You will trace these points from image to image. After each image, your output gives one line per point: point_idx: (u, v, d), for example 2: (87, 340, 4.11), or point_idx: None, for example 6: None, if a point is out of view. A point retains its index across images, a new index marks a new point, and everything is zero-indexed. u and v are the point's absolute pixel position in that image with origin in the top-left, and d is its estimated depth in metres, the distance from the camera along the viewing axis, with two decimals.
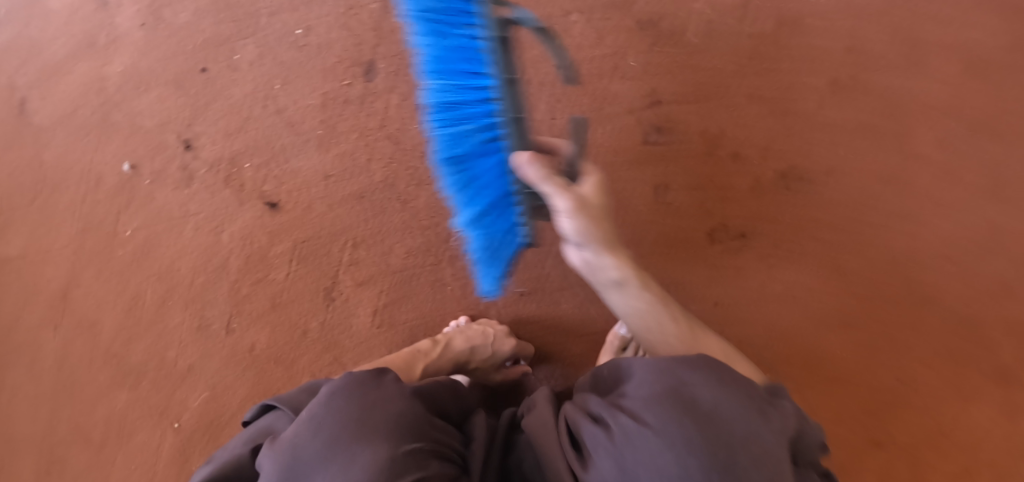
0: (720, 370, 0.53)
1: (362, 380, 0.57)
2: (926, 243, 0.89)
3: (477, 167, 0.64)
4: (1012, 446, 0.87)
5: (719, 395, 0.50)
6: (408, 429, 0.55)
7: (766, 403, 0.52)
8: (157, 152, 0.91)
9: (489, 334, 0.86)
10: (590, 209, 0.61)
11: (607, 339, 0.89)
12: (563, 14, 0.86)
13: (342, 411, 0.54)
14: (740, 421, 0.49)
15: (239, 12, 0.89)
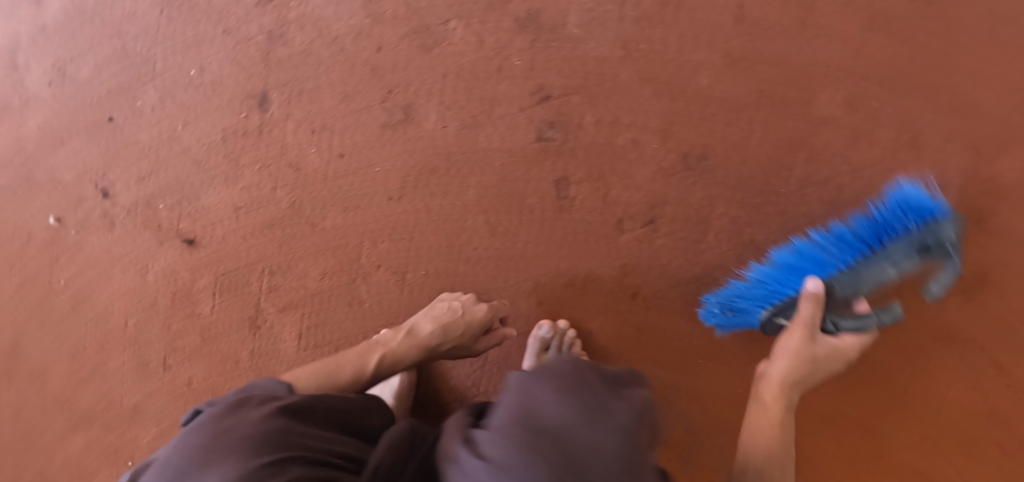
0: (572, 377, 0.39)
1: (220, 414, 0.52)
2: (850, 209, 0.86)
3: (799, 272, 0.76)
4: (967, 406, 0.87)
5: (565, 407, 0.37)
6: (264, 442, 0.48)
7: (622, 409, 0.38)
8: (77, 204, 0.93)
9: (456, 306, 0.84)
10: (816, 356, 0.72)
11: (530, 340, 0.90)
12: (441, 22, 0.87)
13: (195, 443, 0.48)
14: (605, 444, 0.36)
15: (133, 59, 0.91)
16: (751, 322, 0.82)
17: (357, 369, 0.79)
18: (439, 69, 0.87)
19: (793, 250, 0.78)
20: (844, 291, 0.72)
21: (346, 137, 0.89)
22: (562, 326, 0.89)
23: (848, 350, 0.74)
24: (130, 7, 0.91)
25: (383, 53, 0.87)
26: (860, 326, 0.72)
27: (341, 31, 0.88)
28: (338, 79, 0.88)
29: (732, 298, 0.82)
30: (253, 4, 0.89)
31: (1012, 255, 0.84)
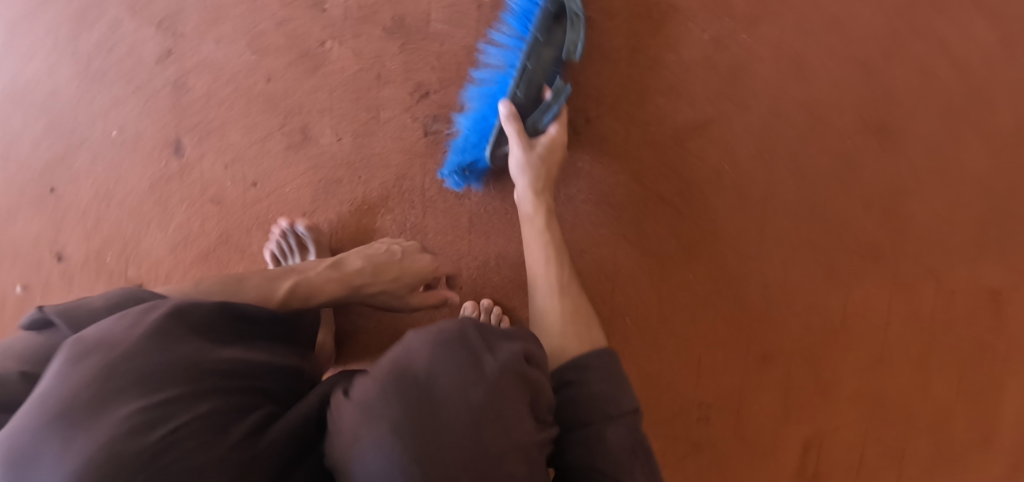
0: (447, 328, 0.56)
1: (112, 342, 0.48)
2: (744, 144, 0.91)
3: (486, 113, 0.86)
4: (906, 315, 0.93)
5: (434, 357, 0.53)
6: (183, 385, 0.48)
7: (482, 349, 0.55)
8: (37, 270, 1.03)
9: (397, 251, 0.87)
10: (536, 159, 0.82)
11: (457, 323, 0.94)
12: (319, 44, 0.93)
13: (72, 368, 0.45)
14: (462, 382, 0.51)
15: (63, 131, 1.01)
16: (482, 165, 0.89)
17: (264, 295, 0.74)
18: (326, 88, 0.93)
19: (476, 92, 0.88)
20: (536, 82, 0.82)
21: (256, 166, 0.95)
22: (485, 305, 0.94)
23: (553, 137, 0.82)
24: (50, 86, 1.00)
25: (274, 83, 0.94)
26: (544, 110, 0.83)
27: (234, 70, 0.95)
28: (239, 114, 0.95)
29: (459, 157, 0.89)
30: (154, 61, 0.97)
31: (902, 158, 0.90)
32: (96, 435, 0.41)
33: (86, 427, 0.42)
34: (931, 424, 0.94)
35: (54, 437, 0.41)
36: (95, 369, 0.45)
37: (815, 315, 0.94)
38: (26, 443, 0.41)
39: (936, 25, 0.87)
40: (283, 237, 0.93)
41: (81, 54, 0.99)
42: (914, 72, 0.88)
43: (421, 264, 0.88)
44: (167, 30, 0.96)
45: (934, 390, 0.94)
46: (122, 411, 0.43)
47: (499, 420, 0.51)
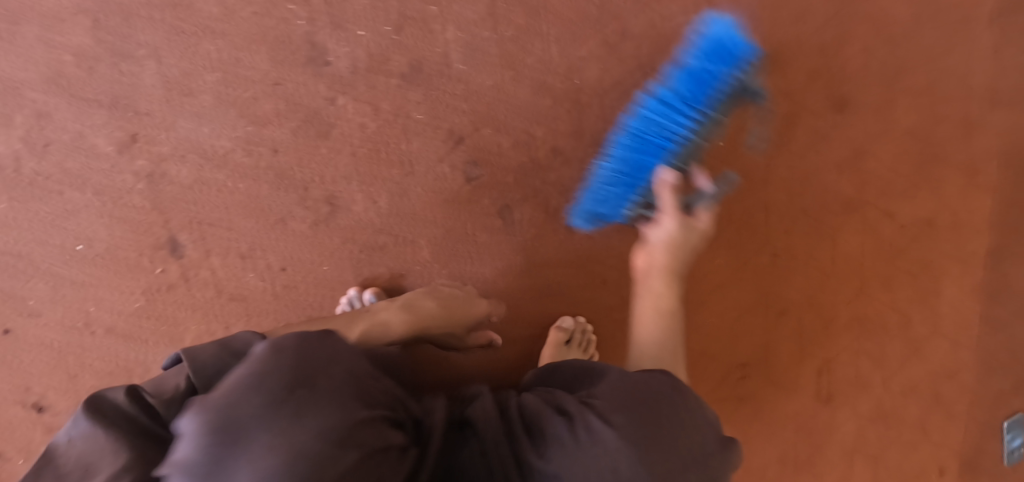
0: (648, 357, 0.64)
1: (307, 346, 0.48)
2: (745, 135, 1.01)
3: (642, 161, 0.84)
4: (879, 251, 1.08)
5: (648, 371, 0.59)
6: (358, 399, 0.47)
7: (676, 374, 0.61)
8: (13, 431, 0.87)
9: (459, 296, 0.86)
10: (676, 237, 0.83)
11: (551, 335, 0.91)
12: (328, 102, 0.82)
13: (262, 370, 0.45)
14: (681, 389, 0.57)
15: (4, 259, 0.82)
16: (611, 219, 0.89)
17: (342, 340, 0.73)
18: (347, 150, 0.83)
19: (639, 117, 0.85)
20: (689, 165, 0.84)
21: (280, 250, 0.85)
22: (579, 321, 0.92)
23: (703, 224, 0.84)
24: None
25: (282, 153, 0.82)
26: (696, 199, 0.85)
27: (226, 147, 0.81)
28: (246, 196, 0.83)
29: (593, 206, 0.88)
30: (116, 153, 0.80)
31: (869, 121, 1.04)
32: (296, 437, 0.41)
33: (298, 419, 0.42)
34: (910, 341, 1.11)
35: (270, 425, 0.42)
36: (293, 367, 0.45)
37: (806, 266, 1.07)
38: (224, 427, 0.41)
39: (870, 12, 1.02)
40: (353, 298, 0.85)
41: (8, 159, 0.79)
42: (859, 54, 1.03)
43: (480, 308, 0.88)
44: (125, 112, 0.79)
45: (903, 306, 1.11)
46: (325, 411, 0.44)
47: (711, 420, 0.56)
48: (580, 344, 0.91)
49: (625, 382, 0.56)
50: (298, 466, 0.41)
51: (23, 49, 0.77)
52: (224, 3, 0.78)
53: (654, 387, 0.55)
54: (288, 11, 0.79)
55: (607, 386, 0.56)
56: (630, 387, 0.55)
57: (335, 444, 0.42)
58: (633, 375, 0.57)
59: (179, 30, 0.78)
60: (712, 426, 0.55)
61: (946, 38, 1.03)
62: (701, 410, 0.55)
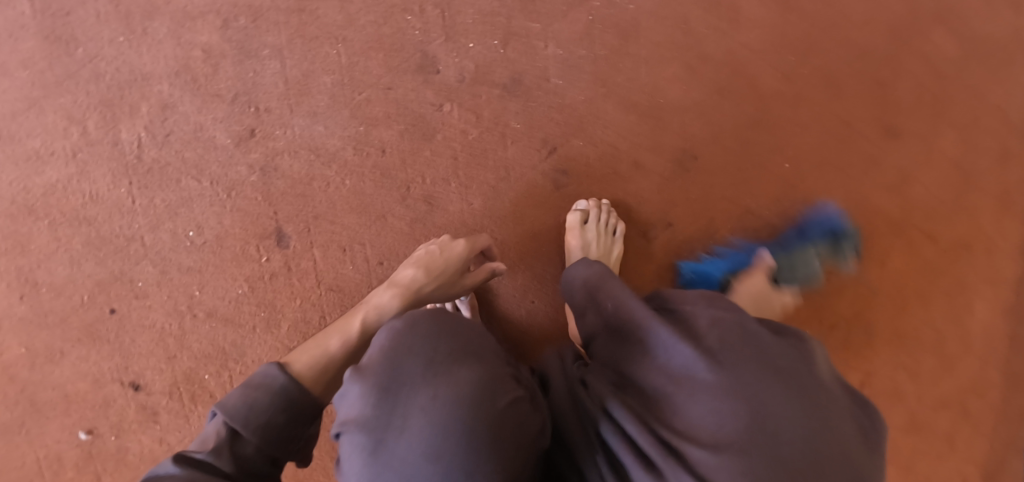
0: (730, 329, 0.52)
1: (438, 318, 0.58)
2: (806, 161, 1.07)
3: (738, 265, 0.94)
4: (923, 272, 1.13)
5: (737, 385, 0.49)
6: (492, 358, 0.58)
7: (773, 360, 0.50)
8: (108, 408, 0.90)
9: (431, 249, 0.82)
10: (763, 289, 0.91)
11: (568, 219, 0.90)
12: (435, 107, 0.87)
13: (407, 345, 0.55)
14: (782, 407, 0.47)
15: (116, 242, 0.85)
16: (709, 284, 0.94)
17: (344, 338, 0.71)
18: (448, 153, 0.88)
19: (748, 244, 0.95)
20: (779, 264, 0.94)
21: (379, 245, 0.88)
22: (596, 200, 0.91)
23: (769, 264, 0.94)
24: (90, 189, 0.83)
25: (388, 154, 0.87)
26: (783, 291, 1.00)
27: (337, 146, 0.86)
28: (351, 193, 0.87)
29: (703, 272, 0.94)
30: (233, 145, 0.84)
31: (920, 149, 1.10)
32: (455, 390, 0.53)
33: (451, 377, 0.54)
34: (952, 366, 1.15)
35: (430, 383, 0.54)
36: (431, 339, 0.56)
37: (855, 285, 1.13)
38: (393, 386, 0.54)
39: (924, 48, 1.09)
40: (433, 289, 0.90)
41: (130, 146, 0.83)
42: (913, 87, 1.09)
43: (458, 250, 0.82)
44: (245, 107, 0.84)
45: (944, 327, 1.15)
46: (473, 368, 0.55)
47: (830, 424, 0.48)
48: (602, 227, 0.89)
49: (721, 413, 0.48)
50: (464, 409, 0.52)
51: (156, 44, 0.82)
52: (347, 11, 0.84)
53: (760, 426, 0.47)
54: (404, 21, 0.85)
55: (699, 416, 0.49)
56: (728, 429, 0.47)
57: (486, 391, 0.54)
58: (727, 400, 0.48)
59: (304, 34, 0.84)
60: (846, 450, 0.47)
61: (992, 75, 1.10)
62: (826, 443, 0.47)
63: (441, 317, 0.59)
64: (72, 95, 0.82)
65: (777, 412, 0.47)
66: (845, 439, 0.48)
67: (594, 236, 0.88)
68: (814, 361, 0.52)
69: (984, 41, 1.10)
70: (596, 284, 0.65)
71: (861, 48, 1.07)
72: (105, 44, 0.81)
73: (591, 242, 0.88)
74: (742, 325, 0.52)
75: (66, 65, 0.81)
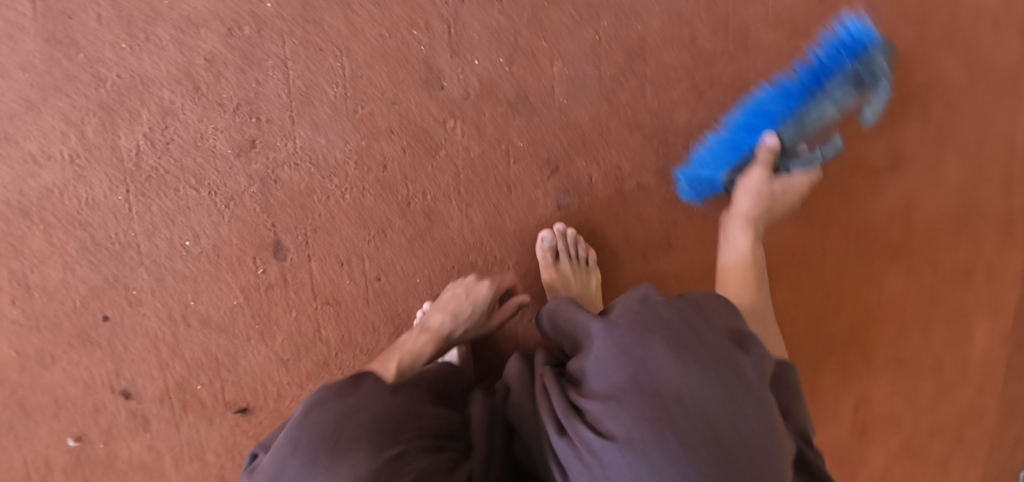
0: (640, 308, 0.61)
1: (338, 395, 0.64)
2: (811, 184, 1.07)
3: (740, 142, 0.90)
4: (920, 297, 1.14)
5: (640, 350, 0.57)
6: (387, 431, 0.61)
7: (674, 330, 0.58)
8: (98, 414, 0.89)
9: (460, 293, 0.85)
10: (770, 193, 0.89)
11: (537, 258, 0.91)
12: (438, 123, 0.87)
13: (299, 439, 0.59)
14: (674, 369, 0.55)
15: (111, 248, 0.84)
16: (714, 188, 0.93)
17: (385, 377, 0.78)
18: (451, 170, 0.88)
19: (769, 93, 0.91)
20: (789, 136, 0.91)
21: (378, 258, 0.88)
22: (561, 229, 0.90)
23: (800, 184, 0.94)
24: (87, 194, 0.82)
25: (390, 169, 0.86)
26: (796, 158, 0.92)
27: (340, 159, 0.85)
28: (351, 206, 0.86)
29: (699, 170, 0.92)
30: (233, 155, 0.83)
31: (924, 174, 1.09)
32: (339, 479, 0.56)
33: (334, 464, 0.57)
34: (945, 391, 1.17)
35: (316, 476, 0.57)
36: (325, 429, 0.60)
37: (854, 306, 1.13)
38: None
39: (931, 74, 1.07)
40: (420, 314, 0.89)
41: (128, 153, 0.82)
42: (918, 114, 1.08)
43: (484, 293, 0.85)
44: (246, 117, 0.83)
45: (939, 350, 1.16)
46: (359, 452, 0.58)
47: (721, 379, 0.55)
48: (575, 258, 0.91)
49: (612, 368, 0.57)
50: None
51: (157, 50, 0.80)
52: (352, 22, 0.83)
53: (642, 370, 0.56)
54: (411, 35, 0.84)
55: (598, 374, 0.58)
56: (616, 378, 0.57)
57: (375, 475, 0.56)
58: (616, 355, 0.57)
59: (310, 45, 0.83)
60: (717, 381, 0.55)
61: (1000, 102, 1.08)
62: (695, 376, 0.54)
63: (341, 398, 0.64)
64: (70, 98, 0.80)
65: (653, 355, 0.56)
66: (734, 388, 0.55)
67: (570, 273, 0.90)
68: (698, 316, 0.61)
69: (996, 68, 1.07)
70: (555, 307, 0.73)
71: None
72: (105, 48, 0.80)
73: (568, 279, 0.90)
74: (641, 297, 0.63)
75: (66, 68, 0.80)
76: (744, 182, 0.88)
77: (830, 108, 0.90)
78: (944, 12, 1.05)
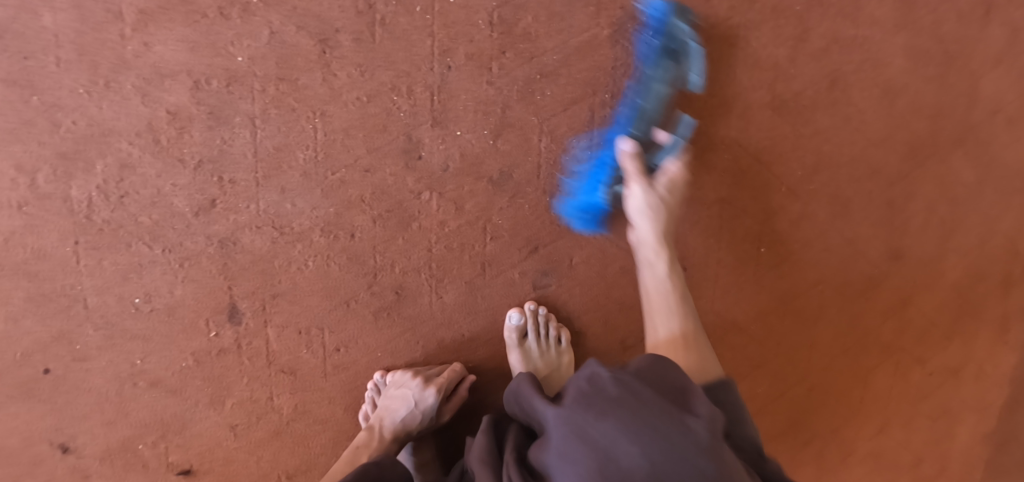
0: (585, 383, 0.59)
1: None
2: (804, 278, 1.01)
3: (601, 159, 0.85)
4: (908, 397, 1.08)
5: (601, 429, 0.54)
6: None
7: (623, 400, 0.55)
8: (35, 468, 0.84)
9: (408, 400, 0.79)
10: (665, 204, 0.81)
11: (504, 337, 0.86)
12: (414, 196, 0.82)
13: None
14: (630, 443, 0.52)
15: (58, 300, 0.80)
16: (602, 209, 0.86)
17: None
18: (424, 244, 0.83)
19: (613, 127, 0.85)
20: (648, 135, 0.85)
21: (339, 330, 0.84)
22: (532, 308, 0.86)
23: (674, 177, 0.83)
24: (35, 243, 0.78)
25: (359, 239, 0.82)
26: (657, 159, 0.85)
27: (306, 225, 0.81)
28: (315, 274, 0.82)
29: (584, 199, 0.85)
30: (192, 215, 0.78)
31: (921, 271, 1.03)
32: None
33: None
34: None
35: None
36: None
37: (836, 403, 1.08)
38: None
39: (940, 169, 1.00)
40: (368, 392, 0.85)
41: (81, 204, 0.77)
42: (923, 211, 1.01)
43: (431, 403, 0.80)
44: (209, 176, 0.78)
45: (919, 448, 1.10)
46: None
47: (677, 439, 0.52)
48: (544, 339, 0.86)
49: (575, 461, 0.54)
50: None
51: (119, 99, 0.75)
52: (331, 83, 0.78)
53: (604, 458, 0.52)
54: (392, 101, 0.79)
55: (563, 470, 0.54)
56: (581, 472, 0.53)
57: None
58: (576, 445, 0.54)
59: (283, 105, 0.78)
60: (672, 447, 0.52)
61: (1006, 202, 1.02)
62: (653, 450, 0.52)
63: None
64: (23, 143, 0.75)
65: (611, 438, 0.53)
66: (696, 444, 0.53)
67: (537, 353, 0.85)
68: (643, 385, 0.57)
69: (1006, 169, 1.01)
70: (517, 386, 0.67)
71: (874, 167, 0.98)
72: (64, 93, 0.75)
73: (534, 358, 0.85)
74: (590, 377, 0.59)
75: (19, 111, 0.75)
76: (630, 202, 0.81)
77: (660, 87, 0.85)
78: (960, 106, 0.98)
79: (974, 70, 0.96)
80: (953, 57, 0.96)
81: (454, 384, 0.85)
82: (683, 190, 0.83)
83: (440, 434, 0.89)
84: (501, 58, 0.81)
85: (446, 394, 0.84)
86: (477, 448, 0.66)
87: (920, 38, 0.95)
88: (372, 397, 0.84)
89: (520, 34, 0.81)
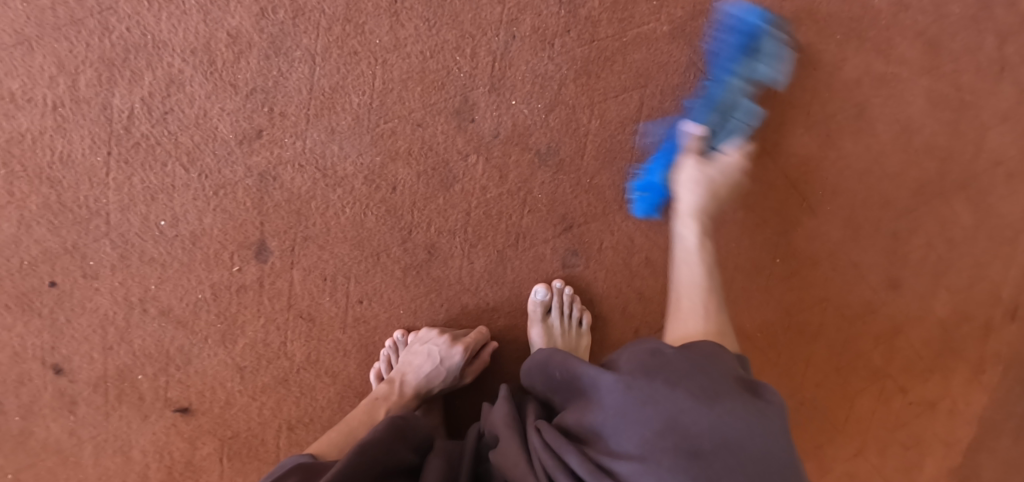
0: (647, 354, 0.59)
1: None
2: (810, 294, 0.99)
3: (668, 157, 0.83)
4: (892, 424, 1.04)
5: (675, 395, 0.53)
6: None
7: (693, 372, 0.55)
8: (21, 386, 0.80)
9: (432, 356, 0.79)
10: (720, 185, 0.78)
11: (528, 310, 0.85)
12: (460, 157, 0.82)
13: None
14: (702, 414, 0.51)
15: (77, 212, 0.77)
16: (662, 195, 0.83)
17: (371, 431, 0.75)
18: (462, 207, 0.82)
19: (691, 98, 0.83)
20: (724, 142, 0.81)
21: (364, 282, 0.82)
22: (559, 286, 0.85)
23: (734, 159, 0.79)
24: (63, 149, 0.75)
25: (399, 192, 0.81)
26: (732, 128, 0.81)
27: (349, 171, 0.80)
28: (349, 222, 0.81)
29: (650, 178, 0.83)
30: (235, 142, 0.77)
31: (916, 304, 1.00)
32: None
33: None
34: None
35: None
36: None
37: (821, 420, 1.04)
38: None
39: (945, 209, 0.98)
40: (383, 350, 0.83)
41: (120, 114, 0.75)
42: (924, 246, 0.99)
43: (456, 362, 0.80)
44: (258, 105, 0.77)
45: (891, 475, 1.05)
46: None
47: (752, 419, 0.52)
48: (567, 318, 0.85)
49: (638, 421, 0.53)
50: None
51: (177, 14, 0.74)
52: (397, 33, 0.78)
53: (673, 424, 0.52)
54: (454, 60, 0.80)
55: (623, 430, 0.53)
56: (645, 433, 0.52)
57: None
58: (641, 408, 0.53)
59: (344, 47, 0.77)
60: (748, 423, 0.52)
61: (1006, 249, 0.99)
62: (726, 426, 0.51)
63: None
64: (69, 42, 0.73)
65: (681, 407, 0.52)
66: (773, 430, 0.52)
67: (559, 331, 0.84)
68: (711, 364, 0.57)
69: (1012, 215, 0.98)
70: (548, 358, 0.65)
71: (885, 198, 0.97)
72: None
73: (556, 336, 0.85)
74: (651, 350, 0.59)
75: (70, 9, 0.73)
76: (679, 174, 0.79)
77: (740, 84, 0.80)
78: (967, 152, 0.96)
79: (984, 121, 0.96)
80: (968, 106, 0.95)
81: (477, 346, 0.84)
82: (738, 178, 0.79)
83: (452, 397, 0.89)
84: (564, 35, 0.81)
85: (470, 355, 0.84)
86: (500, 414, 0.65)
87: (940, 83, 0.94)
88: (389, 354, 0.83)
89: (584, 16, 0.81)
